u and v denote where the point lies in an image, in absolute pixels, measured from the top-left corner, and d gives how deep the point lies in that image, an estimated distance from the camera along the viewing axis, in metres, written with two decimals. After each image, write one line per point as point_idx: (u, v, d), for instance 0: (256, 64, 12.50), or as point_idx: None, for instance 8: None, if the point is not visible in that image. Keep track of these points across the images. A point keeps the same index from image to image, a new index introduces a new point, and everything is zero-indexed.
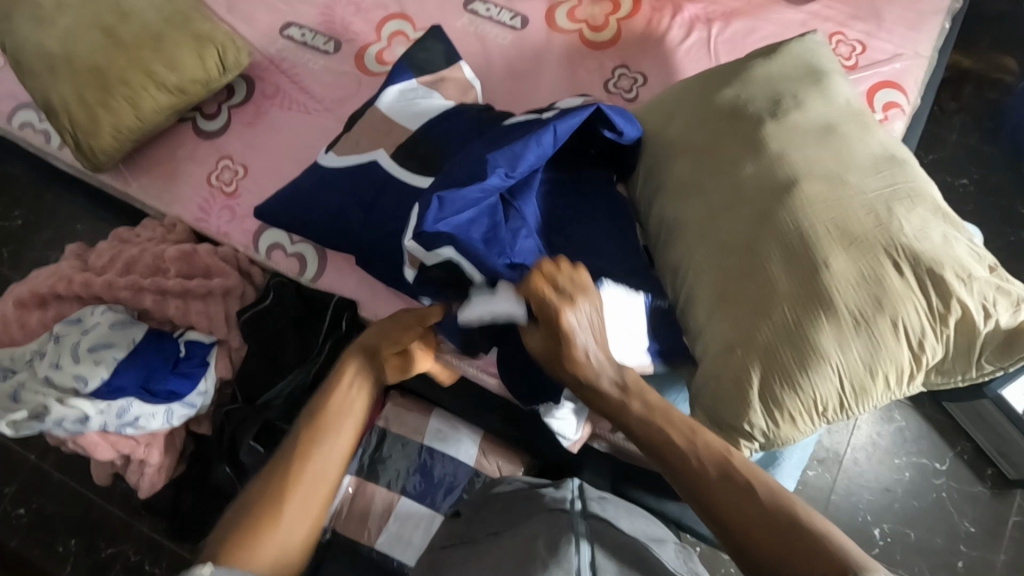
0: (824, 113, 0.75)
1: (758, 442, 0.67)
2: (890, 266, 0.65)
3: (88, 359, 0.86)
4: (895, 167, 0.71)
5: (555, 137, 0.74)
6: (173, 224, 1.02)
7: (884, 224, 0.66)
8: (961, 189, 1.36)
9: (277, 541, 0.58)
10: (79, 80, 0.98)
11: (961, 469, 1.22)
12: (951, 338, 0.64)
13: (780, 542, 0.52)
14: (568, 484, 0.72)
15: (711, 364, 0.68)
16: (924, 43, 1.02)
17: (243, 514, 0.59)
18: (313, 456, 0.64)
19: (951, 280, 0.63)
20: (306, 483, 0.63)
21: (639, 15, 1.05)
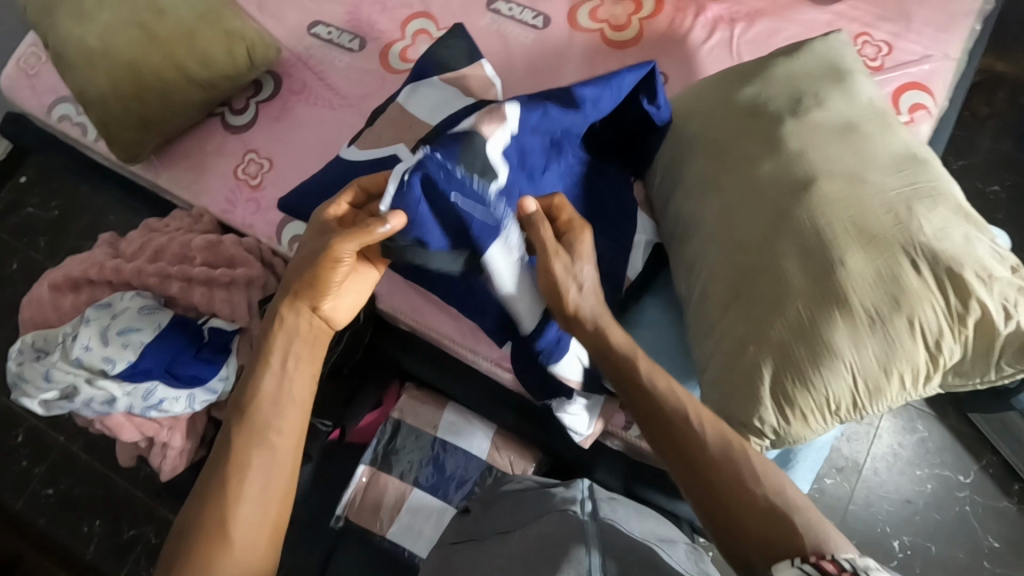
0: (846, 111, 0.75)
1: (768, 439, 0.67)
2: (908, 266, 0.64)
3: (117, 342, 0.90)
4: (918, 166, 0.70)
5: (616, 95, 0.76)
6: (200, 216, 1.05)
7: (903, 224, 0.65)
8: (992, 196, 1.33)
9: (233, 553, 0.57)
10: (116, 73, 1.02)
11: (986, 483, 1.18)
12: (970, 340, 0.63)
13: (767, 532, 0.55)
14: (577, 484, 0.71)
15: (723, 361, 0.68)
16: (954, 44, 1.00)
17: (192, 531, 0.57)
18: (255, 458, 0.60)
19: (970, 281, 0.62)
20: (255, 488, 0.59)
21: (661, 14, 1.05)
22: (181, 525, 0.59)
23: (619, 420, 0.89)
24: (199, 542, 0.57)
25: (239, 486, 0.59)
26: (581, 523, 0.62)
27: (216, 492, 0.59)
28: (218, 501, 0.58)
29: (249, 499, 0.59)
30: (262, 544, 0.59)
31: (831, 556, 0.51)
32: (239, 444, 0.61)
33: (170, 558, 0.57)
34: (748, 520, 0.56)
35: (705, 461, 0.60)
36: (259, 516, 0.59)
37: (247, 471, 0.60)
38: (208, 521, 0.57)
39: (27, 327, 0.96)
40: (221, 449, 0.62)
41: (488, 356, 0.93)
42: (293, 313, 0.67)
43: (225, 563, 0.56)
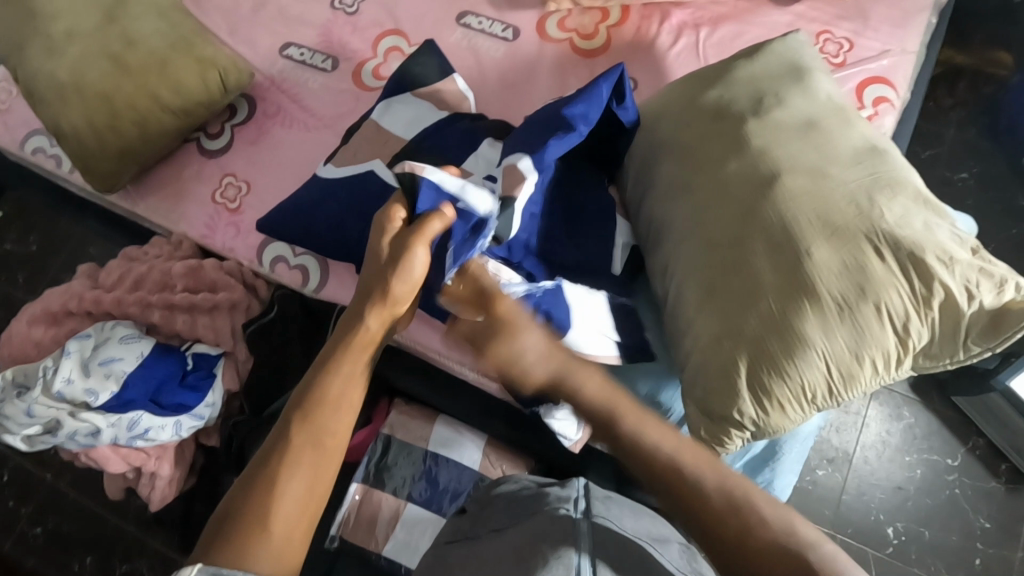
0: (805, 108, 0.77)
1: (749, 432, 0.68)
2: (873, 255, 0.65)
3: (99, 373, 0.89)
4: (875, 157, 0.72)
5: (600, 108, 0.80)
6: (180, 242, 1.05)
7: (865, 214, 0.67)
8: (961, 184, 1.37)
9: (268, 552, 0.55)
10: (89, 105, 1.02)
11: (973, 465, 1.20)
12: (937, 322, 0.65)
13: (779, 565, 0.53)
14: (573, 484, 0.71)
15: (701, 357, 0.69)
16: (911, 39, 1.03)
17: (239, 517, 0.56)
18: (308, 455, 0.60)
19: (933, 266, 0.64)
20: (298, 486, 0.59)
21: (627, 23, 1.07)
22: (221, 514, 0.58)
23: None
24: (238, 534, 0.55)
25: (280, 484, 0.58)
26: (575, 522, 0.62)
27: (264, 484, 0.58)
28: (262, 491, 0.57)
29: (292, 496, 0.58)
30: (297, 542, 0.57)
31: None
32: (287, 443, 0.60)
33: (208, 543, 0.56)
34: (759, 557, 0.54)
35: (716, 516, 0.56)
36: (297, 515, 0.58)
37: (289, 475, 0.59)
38: (255, 512, 0.56)
39: (9, 363, 0.96)
40: (272, 442, 0.61)
41: None
42: (379, 318, 0.67)
43: (258, 556, 0.55)
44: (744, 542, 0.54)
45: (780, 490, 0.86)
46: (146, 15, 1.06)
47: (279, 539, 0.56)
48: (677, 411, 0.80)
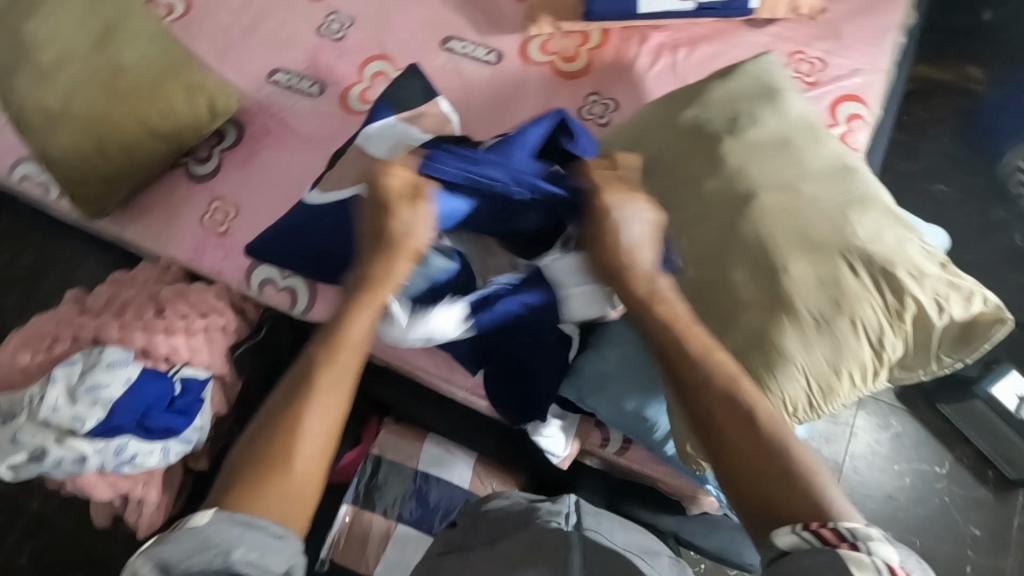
0: (780, 127, 0.79)
1: None
2: (846, 269, 0.67)
3: (86, 399, 0.87)
4: (849, 175, 0.74)
5: (524, 148, 0.83)
6: (168, 266, 1.06)
7: (838, 230, 0.69)
8: (939, 196, 1.41)
9: (290, 482, 0.59)
10: (77, 132, 1.03)
11: (961, 472, 1.25)
12: (910, 334, 0.66)
13: (768, 481, 0.54)
14: (563, 498, 0.72)
15: None
16: (883, 57, 1.06)
17: (261, 451, 0.60)
18: (321, 380, 0.65)
19: (903, 279, 0.66)
20: (319, 422, 0.63)
21: (608, 45, 1.10)
22: (242, 449, 0.62)
23: (595, 438, 0.90)
24: (258, 468, 0.59)
25: (304, 419, 0.62)
26: (565, 535, 0.64)
27: (286, 414, 0.62)
28: (284, 429, 0.61)
29: (311, 433, 0.62)
30: (314, 478, 0.61)
31: (832, 524, 0.50)
32: (311, 382, 0.65)
33: (233, 472, 0.60)
34: (761, 476, 0.54)
35: (726, 421, 0.58)
36: (315, 451, 0.62)
37: (308, 407, 0.63)
38: (269, 446, 0.60)
39: None
40: (293, 384, 0.65)
41: (462, 386, 0.93)
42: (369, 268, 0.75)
43: (276, 486, 0.58)
44: (746, 450, 0.56)
45: None
46: (135, 43, 1.07)
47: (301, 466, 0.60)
48: (665, 426, 0.80)
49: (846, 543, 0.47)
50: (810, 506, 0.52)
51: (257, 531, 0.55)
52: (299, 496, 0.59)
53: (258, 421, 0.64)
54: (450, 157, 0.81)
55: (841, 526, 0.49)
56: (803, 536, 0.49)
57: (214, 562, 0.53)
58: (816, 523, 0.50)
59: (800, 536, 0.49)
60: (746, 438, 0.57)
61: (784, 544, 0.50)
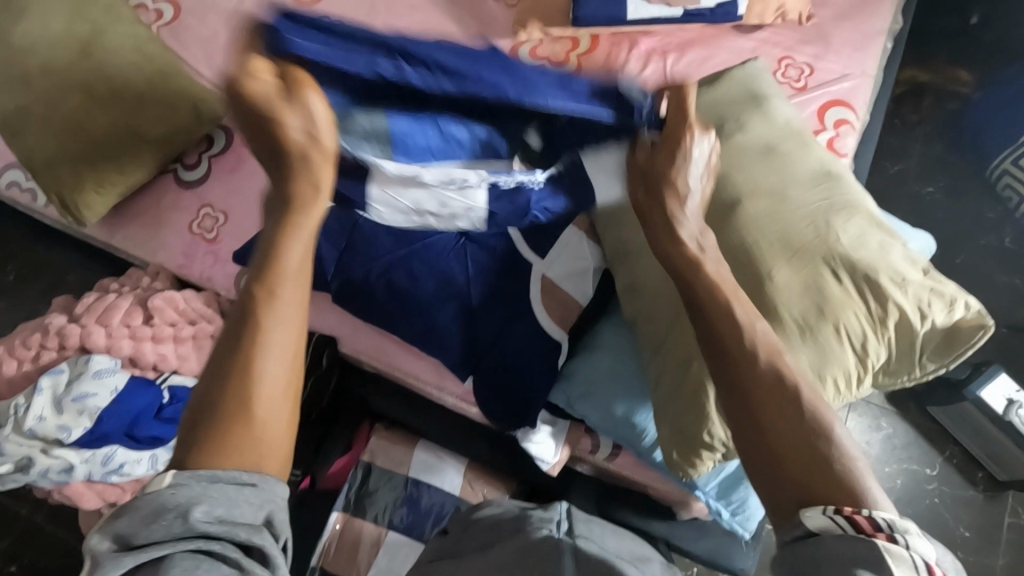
0: (765, 133, 0.79)
1: (720, 453, 0.70)
2: (829, 276, 0.68)
3: (72, 409, 0.87)
4: (833, 181, 0.74)
5: None
6: (156, 273, 1.06)
7: (822, 236, 0.70)
8: (928, 199, 1.43)
9: (258, 436, 0.52)
10: (65, 139, 1.02)
11: (950, 473, 1.26)
12: (893, 340, 0.67)
13: (807, 465, 0.52)
14: (555, 506, 0.71)
15: (672, 379, 0.72)
16: (869, 63, 1.07)
17: (215, 407, 0.52)
18: (267, 317, 0.55)
19: (886, 286, 0.67)
20: (278, 365, 0.54)
21: (597, 50, 1.10)
22: (194, 404, 0.53)
23: (585, 445, 0.90)
24: (216, 425, 0.51)
25: (261, 365, 0.53)
26: (557, 543, 0.63)
27: (238, 359, 0.53)
28: (239, 376, 0.53)
29: (271, 376, 0.53)
30: (284, 426, 0.54)
31: (865, 511, 0.49)
32: (256, 322, 0.54)
33: (190, 432, 0.52)
34: (801, 459, 0.53)
35: (762, 403, 0.57)
36: (280, 396, 0.54)
37: (260, 354, 0.53)
38: (225, 400, 0.52)
39: None
40: (235, 326, 0.55)
41: (452, 394, 0.94)
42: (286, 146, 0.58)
43: (242, 439, 0.51)
44: (783, 431, 0.54)
45: (757, 508, 0.81)
46: (122, 49, 1.06)
47: (268, 417, 0.53)
48: (653, 433, 0.80)
49: (882, 533, 0.47)
50: (842, 490, 0.51)
51: (229, 486, 0.49)
52: (271, 449, 0.53)
53: (205, 371, 0.54)
54: (338, 46, 0.65)
55: (875, 514, 0.48)
56: (835, 520, 0.48)
57: (177, 530, 0.47)
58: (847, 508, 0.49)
59: (832, 521, 0.48)
60: (781, 422, 0.55)
61: (815, 527, 0.49)
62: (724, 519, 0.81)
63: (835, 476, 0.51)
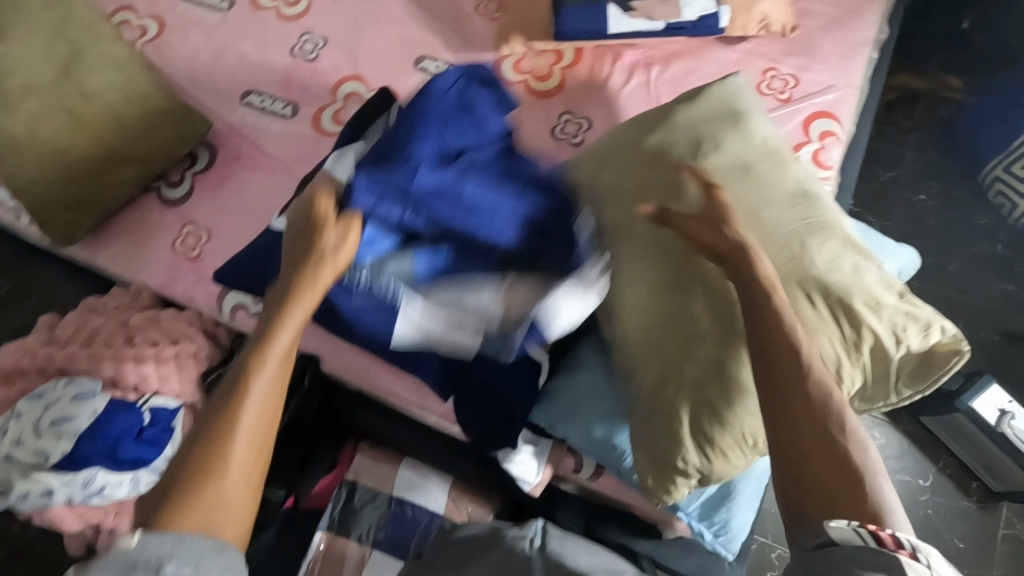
0: (740, 153, 0.79)
1: (694, 479, 0.70)
2: (803, 299, 0.67)
3: (49, 434, 0.87)
4: (809, 202, 0.74)
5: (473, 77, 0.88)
6: (139, 292, 1.04)
7: (796, 259, 0.69)
8: (920, 206, 1.41)
9: (223, 496, 0.56)
10: (45, 159, 1.02)
11: (944, 483, 1.25)
12: (868, 366, 0.67)
13: (833, 481, 0.52)
14: (530, 523, 0.70)
15: (647, 403, 0.71)
16: (855, 73, 1.06)
17: (190, 464, 0.56)
18: (254, 388, 0.61)
19: (860, 310, 0.67)
20: (254, 429, 0.60)
21: (581, 63, 1.10)
22: (174, 459, 0.58)
23: (567, 464, 0.90)
24: (187, 479, 0.56)
25: (240, 429, 0.59)
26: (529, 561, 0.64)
27: (220, 420, 0.59)
28: (219, 437, 0.58)
29: (247, 440, 0.59)
30: (249, 491, 0.58)
31: (890, 529, 0.49)
32: (244, 388, 0.61)
33: (163, 487, 0.56)
34: (827, 477, 0.53)
35: (795, 413, 0.56)
36: (252, 463, 0.59)
37: (241, 417, 0.59)
38: (199, 458, 0.56)
39: None
40: (224, 393, 0.61)
41: (434, 412, 0.93)
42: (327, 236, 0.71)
43: (210, 498, 0.55)
44: (821, 447, 0.54)
45: (740, 529, 0.81)
46: (103, 69, 1.06)
47: (236, 481, 0.57)
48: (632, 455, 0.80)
49: (904, 550, 0.46)
50: (868, 505, 0.51)
51: (198, 549, 0.52)
52: (231, 512, 0.56)
53: (191, 427, 0.60)
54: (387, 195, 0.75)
55: (897, 532, 0.48)
56: (858, 531, 0.48)
57: None
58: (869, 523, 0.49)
59: (855, 534, 0.47)
60: (812, 440, 0.55)
61: (838, 537, 0.48)
62: (706, 541, 0.81)
63: (861, 492, 0.51)
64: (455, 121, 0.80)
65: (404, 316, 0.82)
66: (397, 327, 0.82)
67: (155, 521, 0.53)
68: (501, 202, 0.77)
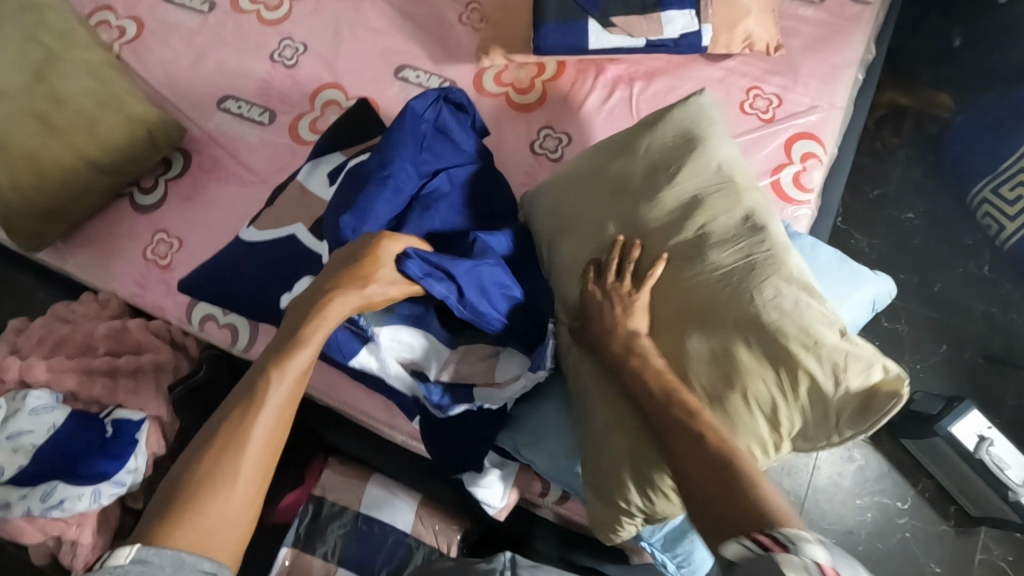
0: (692, 184, 0.78)
1: (640, 517, 0.71)
2: (739, 342, 0.69)
3: (7, 447, 0.88)
4: (755, 237, 0.74)
5: (443, 120, 0.90)
6: (108, 299, 1.04)
7: (734, 301, 0.71)
8: (908, 225, 1.40)
9: (222, 512, 0.58)
10: (13, 164, 1.00)
11: (922, 506, 1.24)
12: (806, 407, 0.68)
13: (731, 504, 0.56)
14: (499, 556, 0.81)
15: (593, 441, 0.73)
16: (839, 95, 1.05)
17: (193, 480, 0.58)
18: (266, 405, 0.63)
19: (797, 351, 0.67)
20: (260, 445, 0.62)
21: (562, 77, 1.08)
22: (180, 468, 0.60)
23: (535, 488, 0.89)
24: (190, 493, 0.58)
25: (247, 445, 0.61)
26: None
27: (227, 435, 0.61)
28: (225, 455, 0.60)
29: (253, 456, 0.61)
30: (251, 508, 0.60)
31: (772, 531, 0.52)
32: (258, 405, 0.63)
33: (167, 497, 0.58)
34: (727, 505, 0.56)
35: (692, 450, 0.61)
36: (257, 479, 0.61)
37: (250, 433, 0.61)
38: (203, 472, 0.59)
39: None
40: (234, 407, 0.63)
41: (402, 430, 0.92)
42: (380, 264, 0.72)
43: (211, 512, 0.57)
44: (712, 479, 0.59)
45: (703, 561, 0.81)
46: (75, 74, 1.05)
47: (237, 499, 0.59)
48: None
49: (784, 547, 0.49)
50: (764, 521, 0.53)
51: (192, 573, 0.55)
52: (229, 527, 0.58)
53: (197, 438, 0.62)
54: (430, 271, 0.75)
55: (785, 536, 0.51)
56: (746, 545, 0.51)
57: None
58: (757, 533, 0.52)
59: (744, 546, 0.51)
60: (705, 473, 0.59)
61: (732, 554, 0.52)
62: (670, 571, 0.81)
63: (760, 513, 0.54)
64: (431, 147, 0.88)
65: (371, 348, 0.80)
66: (356, 354, 0.80)
67: (152, 535, 0.55)
68: (500, 292, 0.78)
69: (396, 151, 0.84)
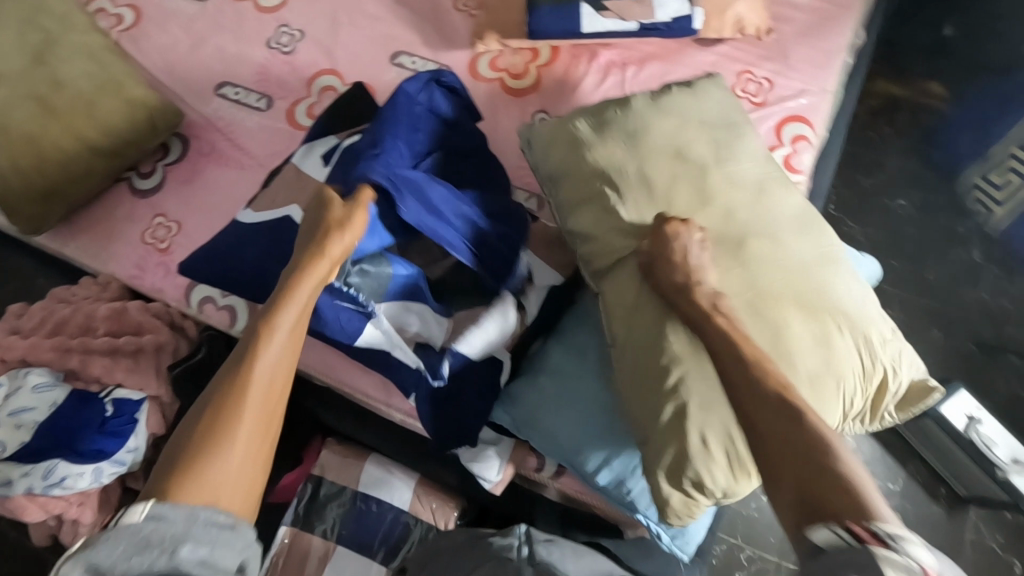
0: (759, 174, 0.86)
1: (717, 496, 0.73)
2: (833, 323, 0.77)
3: (9, 424, 0.90)
4: (819, 231, 0.85)
5: (436, 103, 0.92)
6: (108, 282, 1.05)
7: (823, 285, 0.79)
8: (900, 212, 1.42)
9: (231, 466, 0.59)
10: (11, 147, 1.01)
11: (914, 488, 1.24)
12: (871, 391, 0.77)
13: (822, 488, 0.56)
14: (514, 530, 0.81)
15: (660, 424, 0.73)
16: (829, 80, 1.06)
17: (197, 436, 0.60)
18: (259, 361, 0.65)
19: (875, 338, 0.78)
20: (260, 401, 0.63)
21: (557, 62, 1.10)
22: (182, 431, 0.61)
23: (529, 462, 0.90)
24: (196, 449, 0.59)
25: (248, 400, 0.63)
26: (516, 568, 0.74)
27: (227, 392, 0.62)
28: (227, 412, 0.61)
29: (254, 411, 0.63)
30: (259, 463, 0.62)
31: (872, 524, 0.51)
32: (252, 361, 0.65)
33: (172, 457, 0.59)
34: (824, 490, 0.56)
35: (782, 435, 0.61)
36: (260, 434, 0.63)
37: (249, 387, 0.63)
38: (208, 430, 0.60)
39: None
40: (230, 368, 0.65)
41: (400, 409, 0.93)
42: (342, 215, 0.76)
43: (221, 466, 0.58)
44: (799, 464, 0.59)
45: (695, 531, 0.84)
46: (75, 58, 1.06)
47: (245, 453, 0.60)
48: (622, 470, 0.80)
49: (879, 541, 0.50)
50: (863, 508, 0.53)
51: (209, 525, 0.55)
52: (240, 481, 0.59)
53: (198, 400, 0.63)
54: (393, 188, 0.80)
55: (880, 527, 0.51)
56: (839, 534, 0.52)
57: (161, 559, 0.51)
58: (854, 525, 0.52)
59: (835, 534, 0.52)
60: (789, 458, 0.60)
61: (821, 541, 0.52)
62: (663, 543, 0.83)
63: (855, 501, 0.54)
64: (425, 130, 0.89)
65: (375, 323, 0.82)
66: (361, 331, 0.82)
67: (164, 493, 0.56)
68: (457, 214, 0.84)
69: (389, 131, 0.85)
